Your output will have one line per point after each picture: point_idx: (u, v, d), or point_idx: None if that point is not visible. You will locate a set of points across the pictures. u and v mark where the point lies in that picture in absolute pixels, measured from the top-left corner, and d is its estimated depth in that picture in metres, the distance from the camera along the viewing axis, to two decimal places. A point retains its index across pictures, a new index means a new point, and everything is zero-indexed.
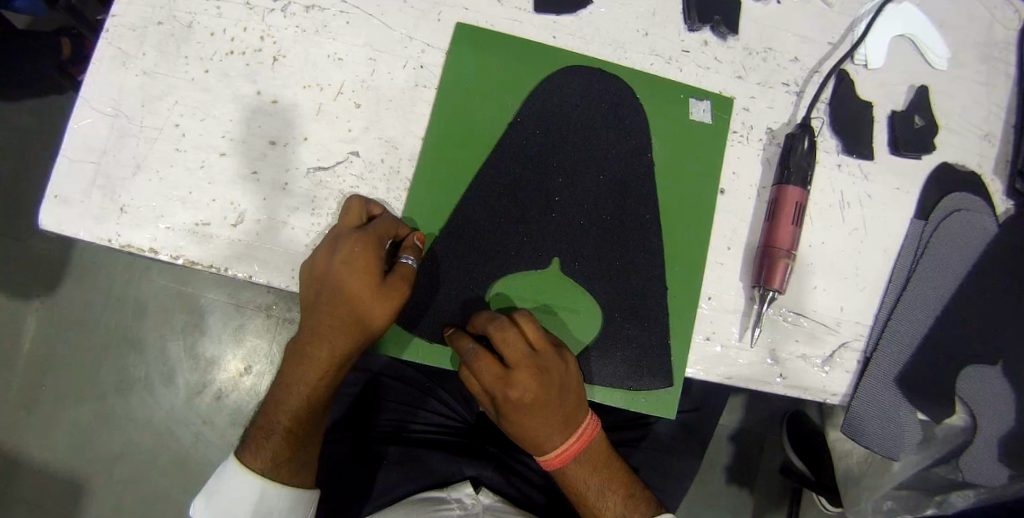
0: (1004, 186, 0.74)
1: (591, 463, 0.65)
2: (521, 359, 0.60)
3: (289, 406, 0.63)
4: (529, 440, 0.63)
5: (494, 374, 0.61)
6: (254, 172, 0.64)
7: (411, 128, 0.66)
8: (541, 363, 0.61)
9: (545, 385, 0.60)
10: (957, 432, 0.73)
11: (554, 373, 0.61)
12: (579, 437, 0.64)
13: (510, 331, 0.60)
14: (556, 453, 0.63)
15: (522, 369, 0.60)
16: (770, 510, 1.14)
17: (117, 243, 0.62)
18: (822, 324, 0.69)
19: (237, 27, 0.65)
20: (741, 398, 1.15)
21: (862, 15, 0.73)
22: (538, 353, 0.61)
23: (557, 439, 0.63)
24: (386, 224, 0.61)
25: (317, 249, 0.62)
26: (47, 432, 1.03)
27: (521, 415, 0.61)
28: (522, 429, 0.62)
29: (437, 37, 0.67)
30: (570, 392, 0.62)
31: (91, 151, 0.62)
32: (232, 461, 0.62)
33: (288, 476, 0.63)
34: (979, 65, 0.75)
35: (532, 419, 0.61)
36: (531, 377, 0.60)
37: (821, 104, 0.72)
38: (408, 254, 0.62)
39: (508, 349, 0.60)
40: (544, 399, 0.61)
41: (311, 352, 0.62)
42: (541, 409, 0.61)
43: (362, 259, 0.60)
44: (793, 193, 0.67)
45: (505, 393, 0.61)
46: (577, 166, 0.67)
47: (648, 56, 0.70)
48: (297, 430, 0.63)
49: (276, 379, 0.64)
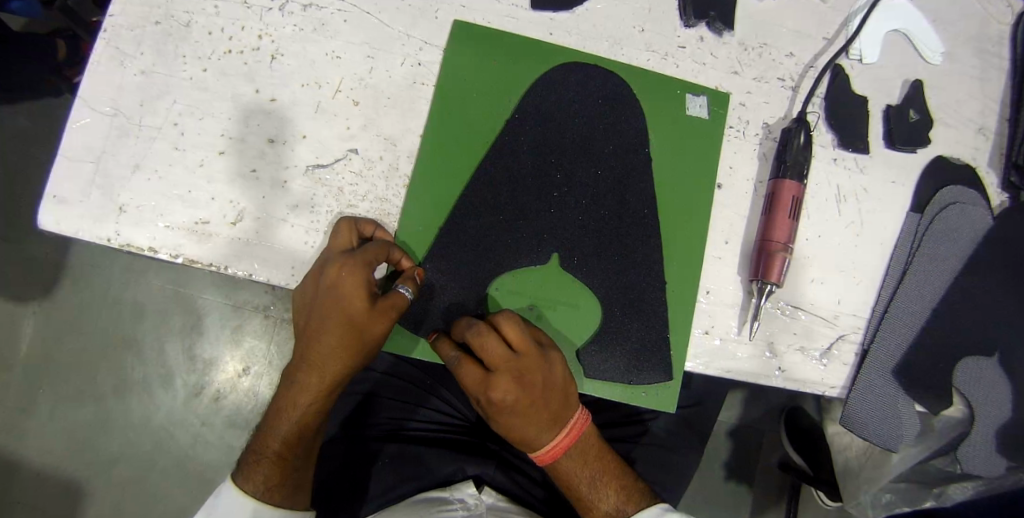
0: (999, 178, 0.75)
1: (581, 458, 0.66)
2: (501, 363, 0.60)
3: (278, 431, 0.64)
4: (518, 440, 0.64)
5: (476, 377, 0.62)
6: (253, 170, 0.64)
7: (409, 125, 0.66)
8: (521, 366, 0.60)
9: (526, 388, 0.61)
10: (954, 424, 0.73)
11: (536, 374, 0.61)
12: (568, 433, 0.64)
13: (487, 337, 0.60)
14: (546, 450, 0.64)
15: (502, 372, 0.61)
16: (769, 505, 1.15)
17: (117, 242, 0.62)
18: (819, 318, 0.70)
19: (234, 26, 0.65)
20: (740, 393, 1.15)
21: (856, 10, 0.74)
22: (519, 355, 0.60)
23: (545, 436, 0.63)
24: (375, 248, 0.60)
25: (305, 279, 0.62)
26: (46, 435, 1.03)
27: (506, 416, 0.62)
28: (510, 430, 0.63)
29: (434, 34, 0.68)
30: (555, 392, 0.62)
31: (90, 150, 0.62)
32: (227, 484, 0.62)
33: (279, 501, 0.63)
34: (973, 59, 0.76)
35: (517, 420, 0.62)
36: (511, 381, 0.61)
37: (817, 98, 0.73)
38: (405, 284, 0.61)
39: (487, 353, 0.60)
40: (528, 401, 0.62)
41: (301, 379, 0.64)
42: (526, 411, 0.62)
43: (350, 286, 0.59)
44: (788, 187, 0.67)
45: (488, 396, 0.62)
46: (575, 162, 0.68)
47: (644, 52, 0.70)
48: (286, 454, 0.64)
49: (271, 406, 0.66)
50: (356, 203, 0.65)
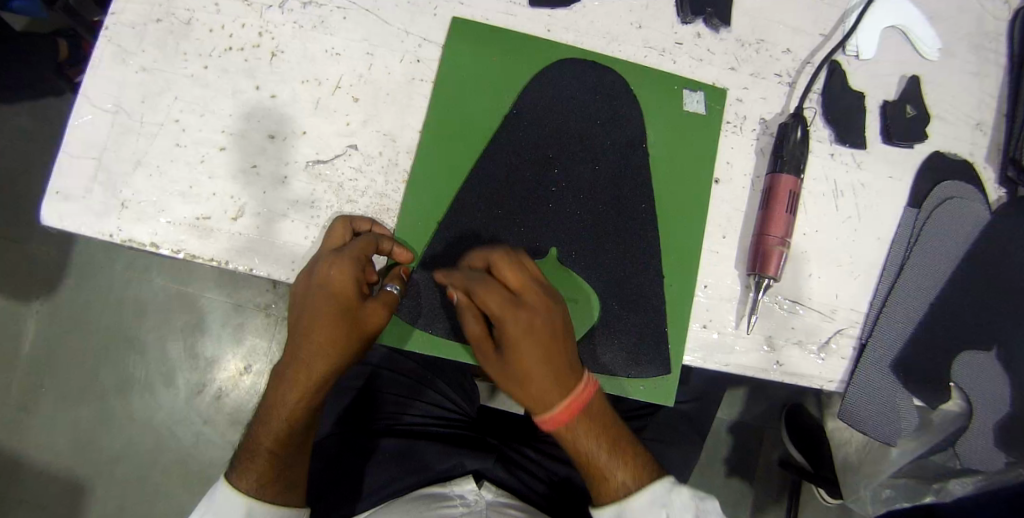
0: (996, 173, 0.75)
1: (598, 423, 0.59)
2: (529, 285, 0.58)
3: (268, 428, 0.63)
4: (543, 379, 0.56)
5: (501, 298, 0.56)
6: (254, 166, 0.64)
7: (408, 121, 0.67)
8: (548, 293, 0.58)
9: (552, 315, 0.58)
10: (953, 417, 0.74)
11: (558, 306, 0.59)
12: (589, 389, 0.58)
13: (516, 261, 0.59)
14: (573, 398, 0.57)
15: (531, 294, 0.57)
16: (770, 503, 1.15)
17: (119, 237, 0.62)
18: (817, 312, 0.70)
19: (236, 23, 0.66)
20: (741, 391, 1.15)
21: (853, 6, 0.74)
22: (543, 284, 0.59)
23: (571, 382, 0.57)
24: (364, 244, 0.61)
25: (298, 279, 0.62)
26: (48, 433, 1.04)
27: (530, 346, 0.56)
28: (532, 364, 0.56)
29: (433, 31, 0.68)
30: (570, 333, 0.59)
31: (92, 147, 0.63)
32: (220, 482, 0.62)
33: (274, 497, 0.63)
34: (970, 54, 0.76)
35: (543, 351, 0.56)
36: (540, 304, 0.57)
37: (814, 94, 0.73)
38: (392, 282, 0.63)
39: (516, 277, 0.58)
40: (552, 330, 0.57)
41: (288, 375, 0.62)
42: (551, 345, 0.56)
43: (339, 282, 0.60)
44: (786, 181, 0.67)
45: (515, 318, 0.56)
46: (573, 158, 0.68)
47: (642, 48, 0.71)
48: (278, 451, 0.63)
49: (261, 403, 0.65)
50: (356, 198, 0.65)
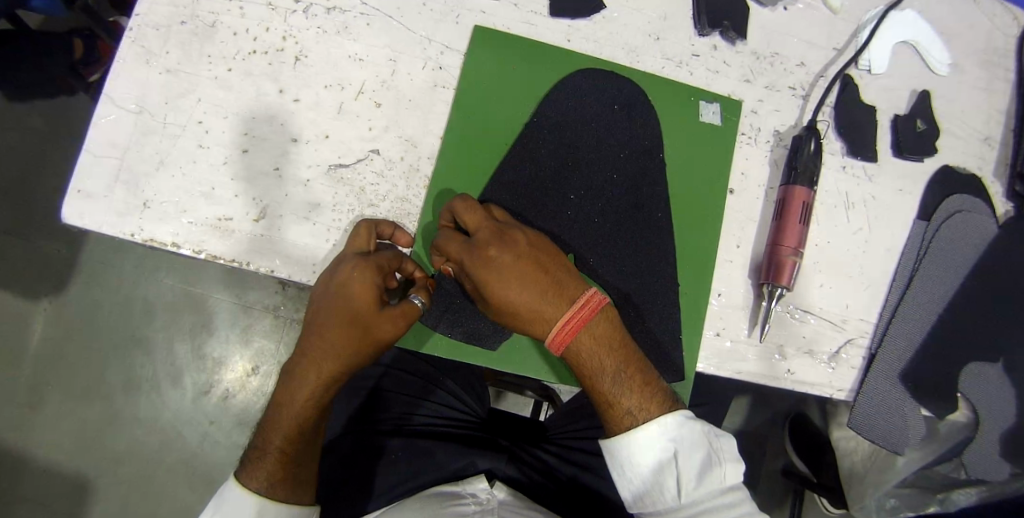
0: (1004, 188, 0.76)
1: (601, 337, 0.60)
2: (479, 221, 0.60)
3: (278, 428, 0.63)
4: (522, 314, 0.59)
5: (456, 243, 0.60)
6: (276, 168, 0.65)
7: (430, 127, 0.67)
8: (500, 224, 0.61)
9: (510, 242, 0.59)
10: (960, 427, 0.75)
11: (516, 232, 0.60)
12: (585, 305, 0.59)
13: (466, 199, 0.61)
14: (560, 324, 0.58)
15: (482, 229, 0.60)
16: (773, 512, 1.15)
17: (140, 237, 0.63)
18: (828, 321, 0.71)
19: (260, 27, 0.67)
20: (745, 399, 1.16)
21: (866, 21, 0.75)
22: (497, 220, 0.62)
23: (552, 308, 0.58)
24: (390, 257, 0.63)
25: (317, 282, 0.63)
26: (54, 431, 1.04)
27: (493, 276, 0.58)
28: (503, 295, 0.58)
29: (455, 38, 0.69)
30: (542, 256, 0.60)
31: (115, 147, 0.64)
32: (231, 480, 0.62)
33: (285, 496, 0.63)
34: (979, 71, 0.78)
35: (506, 278, 0.58)
36: (494, 235, 0.60)
37: (827, 107, 0.74)
38: (418, 295, 0.63)
39: (468, 217, 0.61)
40: (515, 256, 0.59)
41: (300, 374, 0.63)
42: (513, 272, 0.58)
43: (357, 288, 0.60)
44: (800, 193, 0.68)
45: (470, 255, 0.59)
46: (590, 166, 0.69)
47: (660, 60, 0.72)
48: (288, 450, 0.63)
49: (269, 401, 0.65)
50: (377, 202, 0.66)
